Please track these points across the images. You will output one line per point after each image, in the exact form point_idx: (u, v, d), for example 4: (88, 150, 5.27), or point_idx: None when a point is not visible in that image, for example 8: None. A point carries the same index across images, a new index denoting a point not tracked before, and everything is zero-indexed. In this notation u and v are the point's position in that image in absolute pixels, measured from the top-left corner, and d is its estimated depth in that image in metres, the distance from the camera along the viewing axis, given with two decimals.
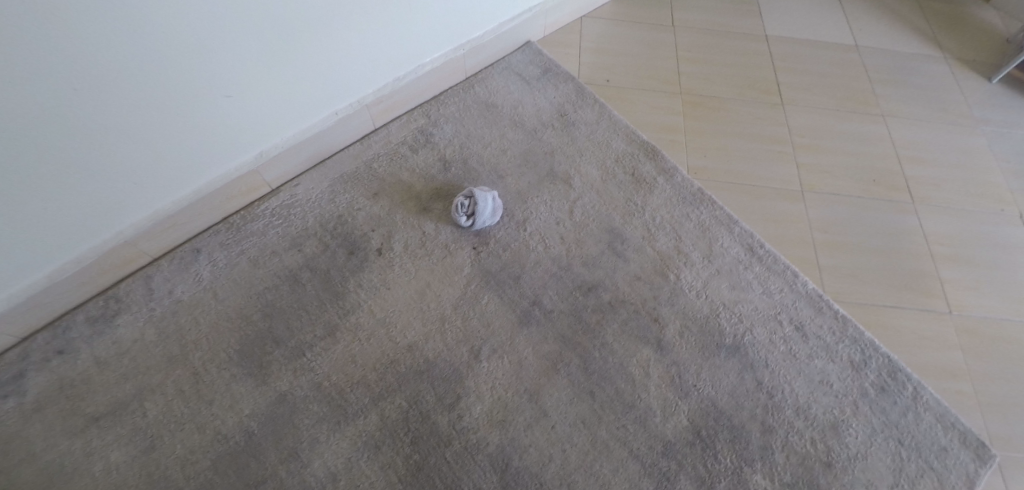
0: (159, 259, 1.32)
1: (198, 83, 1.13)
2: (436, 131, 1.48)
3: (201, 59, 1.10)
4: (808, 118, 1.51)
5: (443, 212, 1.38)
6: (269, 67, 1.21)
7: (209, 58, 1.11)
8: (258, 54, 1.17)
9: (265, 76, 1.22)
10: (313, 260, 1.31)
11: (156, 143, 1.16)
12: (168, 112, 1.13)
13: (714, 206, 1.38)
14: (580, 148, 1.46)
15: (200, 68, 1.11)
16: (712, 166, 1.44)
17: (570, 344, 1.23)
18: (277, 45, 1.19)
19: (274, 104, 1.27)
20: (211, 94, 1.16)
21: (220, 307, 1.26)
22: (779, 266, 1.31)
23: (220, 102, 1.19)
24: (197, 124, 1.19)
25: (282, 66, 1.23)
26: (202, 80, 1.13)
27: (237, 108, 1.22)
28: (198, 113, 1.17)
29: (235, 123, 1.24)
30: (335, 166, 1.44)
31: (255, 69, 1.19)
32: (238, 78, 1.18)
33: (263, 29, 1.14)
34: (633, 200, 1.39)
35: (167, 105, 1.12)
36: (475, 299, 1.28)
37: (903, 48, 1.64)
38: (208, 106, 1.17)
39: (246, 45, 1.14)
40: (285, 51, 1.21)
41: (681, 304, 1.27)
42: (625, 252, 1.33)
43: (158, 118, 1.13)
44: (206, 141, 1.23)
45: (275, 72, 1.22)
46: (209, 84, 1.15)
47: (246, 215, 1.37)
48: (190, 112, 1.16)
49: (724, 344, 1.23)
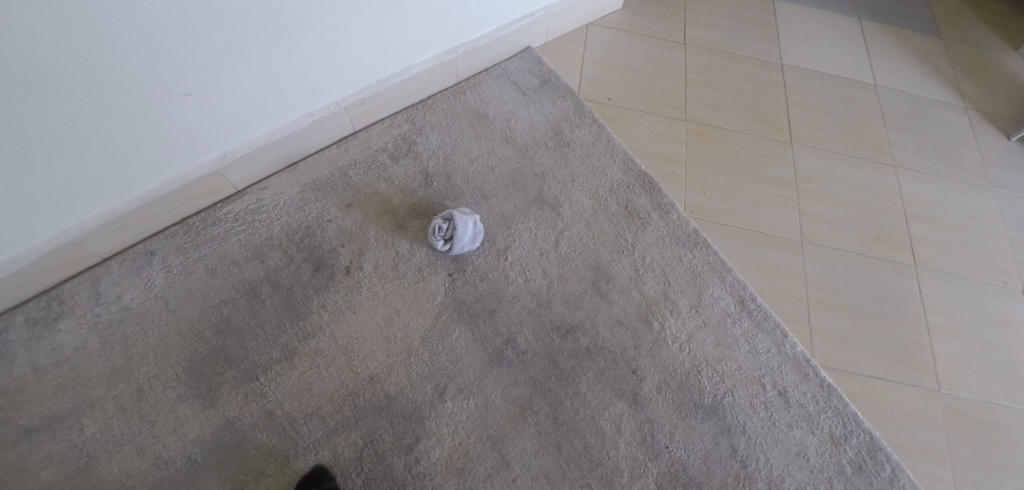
0: (110, 259, 1.23)
1: (151, 80, 1.02)
2: (420, 140, 1.37)
3: (154, 56, 0.99)
4: (817, 162, 1.44)
5: (419, 232, 1.29)
6: (234, 65, 1.10)
7: (163, 55, 1.00)
8: (221, 53, 1.06)
9: (231, 75, 1.11)
10: (276, 274, 1.23)
11: (103, 143, 1.05)
12: (120, 109, 1.03)
13: (707, 250, 1.31)
14: (573, 172, 1.36)
15: (152, 66, 1.00)
16: (710, 206, 1.37)
17: (541, 390, 1.16)
18: (243, 42, 1.07)
19: (240, 104, 1.17)
20: (167, 93, 1.05)
21: (172, 318, 1.18)
22: (769, 324, 1.26)
23: (177, 101, 1.08)
24: (152, 122, 1.08)
25: (250, 65, 1.12)
26: (156, 78, 1.02)
27: (197, 107, 1.11)
28: (151, 111, 1.06)
29: (196, 123, 1.14)
30: (307, 169, 1.34)
31: (218, 67, 1.08)
32: (198, 76, 1.07)
33: (226, 25, 1.03)
34: (623, 236, 1.31)
35: (119, 101, 1.01)
36: (445, 333, 1.20)
37: (923, 92, 1.56)
38: (163, 105, 1.07)
39: (206, 42, 1.03)
40: (252, 49, 1.09)
41: (662, 356, 1.21)
42: (609, 293, 1.25)
43: (106, 118, 1.02)
44: (163, 140, 1.13)
45: (241, 71, 1.11)
46: (164, 83, 1.04)
47: (206, 217, 1.28)
48: (142, 110, 1.05)
49: (702, 405, 1.18)
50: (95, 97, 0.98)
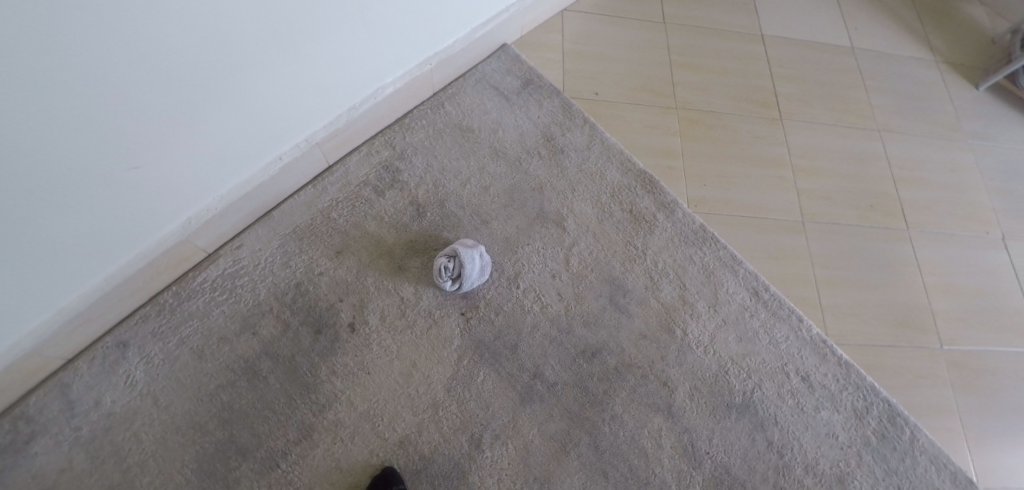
0: (75, 360, 1.07)
1: (88, 165, 0.85)
2: (403, 166, 1.25)
3: (84, 136, 0.82)
4: (807, 135, 1.47)
5: (422, 271, 1.19)
6: (185, 124, 0.93)
7: (96, 134, 0.83)
8: (165, 112, 0.89)
9: (183, 138, 0.94)
10: (273, 345, 1.11)
11: (45, 242, 0.89)
12: (58, 204, 0.86)
13: (716, 246, 1.30)
14: (572, 181, 1.30)
15: (86, 147, 0.83)
16: (712, 197, 1.36)
17: (578, 420, 1.12)
18: (191, 96, 0.90)
19: (198, 166, 1.01)
20: (109, 173, 0.89)
21: (166, 417, 1.05)
22: (784, 311, 1.26)
23: (124, 177, 0.91)
24: (100, 209, 0.92)
25: (203, 122, 0.95)
26: (92, 160, 0.85)
27: (148, 178, 0.95)
28: (95, 196, 0.90)
29: (150, 196, 0.98)
30: (283, 217, 1.19)
31: (166, 129, 0.91)
32: (144, 147, 0.90)
33: (168, 81, 0.86)
34: (633, 243, 1.27)
35: (55, 196, 0.85)
36: (470, 377, 1.13)
37: (892, 49, 1.63)
38: (107, 187, 0.90)
39: (145, 104, 0.86)
40: (203, 102, 0.93)
41: (690, 362, 1.19)
42: (628, 306, 1.22)
43: (41, 217, 0.85)
44: (115, 223, 0.96)
45: (193, 128, 0.95)
46: (104, 162, 0.87)
47: (179, 291, 1.12)
48: (85, 199, 0.89)
49: (734, 405, 1.17)
50: (25, 196, 0.81)
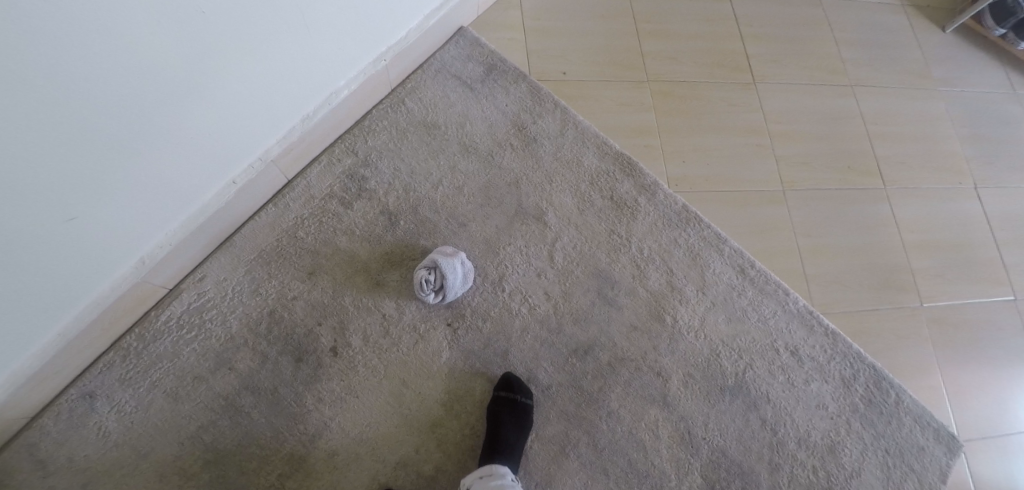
0: (37, 416, 1.00)
1: (20, 220, 0.78)
2: (369, 173, 1.19)
3: (10, 191, 0.74)
4: (781, 98, 1.43)
5: (402, 284, 1.14)
6: (124, 160, 0.85)
7: (23, 186, 0.76)
8: (96, 151, 0.81)
9: (123, 177, 0.87)
10: (253, 379, 1.05)
11: None
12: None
13: (700, 227, 1.26)
14: (548, 172, 1.25)
15: (14, 202, 0.76)
16: (692, 174, 1.32)
17: (575, 421, 1.11)
18: (122, 131, 0.83)
19: (144, 203, 0.93)
20: (46, 225, 0.81)
21: (148, 465, 0.99)
22: (771, 286, 1.25)
23: (63, 228, 0.83)
24: (43, 264, 0.84)
25: (144, 157, 0.88)
26: (23, 214, 0.78)
27: (90, 223, 0.87)
28: (34, 252, 0.82)
29: (98, 241, 0.90)
30: (246, 240, 1.12)
31: (97, 171, 0.83)
32: (81, 192, 0.83)
33: (88, 119, 0.78)
34: (617, 231, 1.23)
35: None
36: (463, 390, 1.10)
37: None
38: (47, 240, 0.83)
39: (74, 146, 0.78)
40: (134, 135, 0.85)
41: (682, 350, 1.18)
42: (617, 298, 1.19)
43: None
44: (62, 275, 0.89)
45: (128, 165, 0.87)
46: (38, 215, 0.79)
47: (143, 332, 1.05)
48: (24, 256, 0.81)
49: (727, 387, 1.17)
50: None
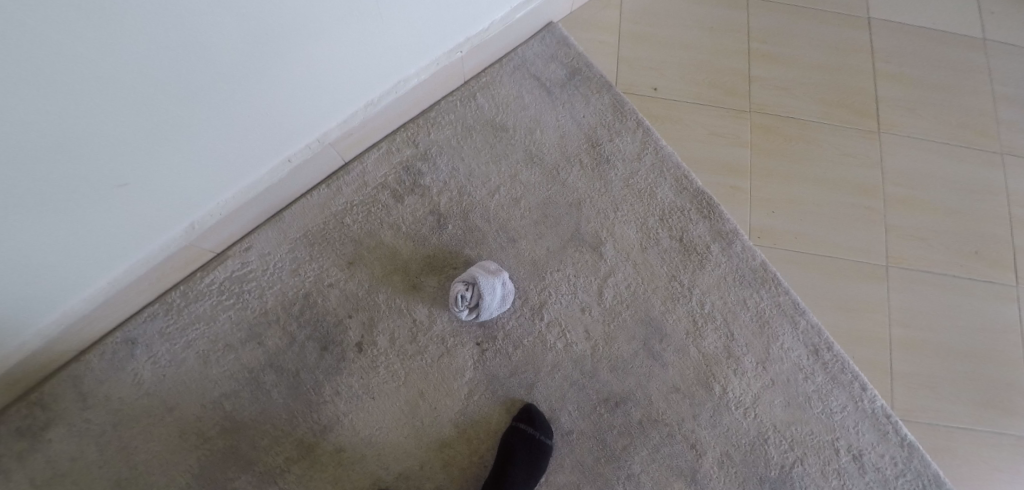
0: (86, 352, 1.07)
1: (80, 186, 0.80)
2: (426, 168, 1.15)
3: (73, 160, 0.76)
4: (909, 156, 1.20)
5: (438, 292, 1.10)
6: (185, 137, 0.85)
7: (86, 156, 0.77)
8: (158, 128, 0.81)
9: (181, 151, 0.87)
10: (278, 358, 1.07)
11: (46, 257, 0.86)
12: (52, 224, 0.82)
13: (776, 291, 1.11)
14: (616, 199, 1.13)
15: (76, 170, 0.78)
16: (781, 228, 1.15)
17: (590, 475, 1.04)
18: (184, 111, 0.82)
19: (200, 175, 0.94)
20: (105, 190, 0.83)
21: (172, 420, 1.05)
22: (846, 376, 1.09)
23: (120, 193, 0.85)
24: (99, 223, 0.87)
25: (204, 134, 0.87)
26: (83, 181, 0.80)
27: (147, 190, 0.89)
28: (92, 213, 0.85)
29: (152, 206, 0.92)
30: (294, 217, 1.13)
31: (152, 145, 0.83)
32: (141, 163, 0.84)
33: (147, 98, 0.76)
34: (678, 278, 1.11)
35: (49, 217, 0.80)
36: (480, 415, 1.05)
37: None
38: (104, 203, 0.85)
39: (136, 123, 0.78)
40: (193, 115, 0.83)
41: (725, 425, 1.07)
42: (663, 353, 1.08)
43: (37, 237, 0.82)
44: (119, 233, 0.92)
45: (183, 140, 0.85)
46: (98, 182, 0.81)
47: (187, 290, 1.09)
48: (83, 216, 0.84)
49: (768, 479, 1.05)
50: (19, 222, 0.78)
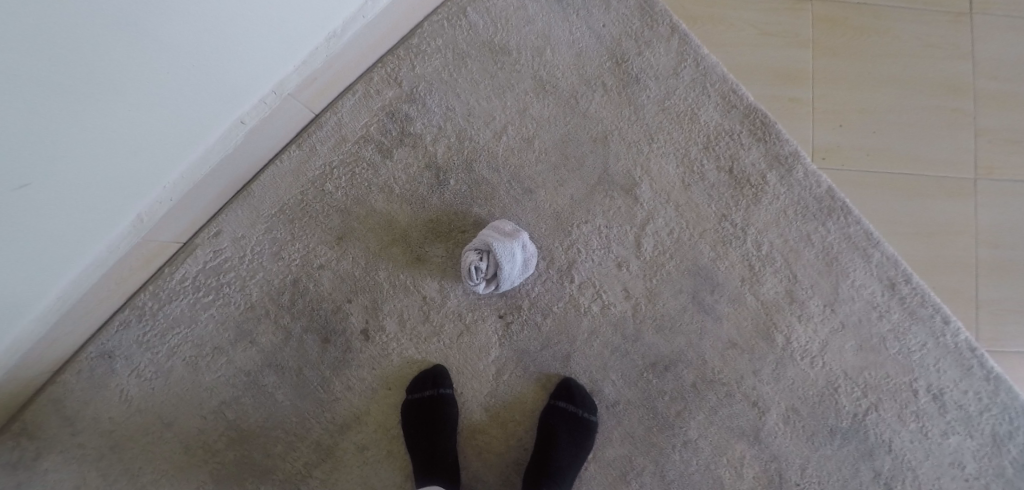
0: (60, 373, 0.94)
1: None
2: (414, 112, 0.96)
3: None
4: (1001, 40, 1.02)
5: (447, 261, 0.93)
6: (104, 115, 0.69)
7: None
8: (66, 108, 0.65)
9: (106, 134, 0.71)
10: (276, 356, 0.93)
11: None
12: None
13: (844, 220, 0.97)
14: (650, 127, 0.96)
15: None
16: (846, 145, 1.00)
17: (643, 446, 0.93)
18: (93, 81, 0.65)
19: (137, 158, 0.78)
20: (24, 197, 0.68)
21: (172, 435, 0.94)
22: (926, 310, 0.97)
23: (45, 197, 0.70)
24: (30, 236, 0.72)
25: (129, 109, 0.71)
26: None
27: (77, 187, 0.73)
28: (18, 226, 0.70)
29: (89, 205, 0.77)
30: (265, 190, 0.94)
31: (66, 130, 0.66)
32: (58, 156, 0.68)
33: (39, 71, 0.60)
34: (729, 218, 0.96)
35: None
36: (513, 396, 0.92)
37: None
38: (29, 212, 0.70)
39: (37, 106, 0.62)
40: (106, 84, 0.67)
41: (790, 378, 0.95)
42: (716, 305, 0.94)
43: None
44: (57, 242, 0.77)
45: (99, 115, 0.69)
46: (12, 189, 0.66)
47: (156, 292, 0.94)
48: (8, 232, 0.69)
49: (840, 430, 0.96)
50: None
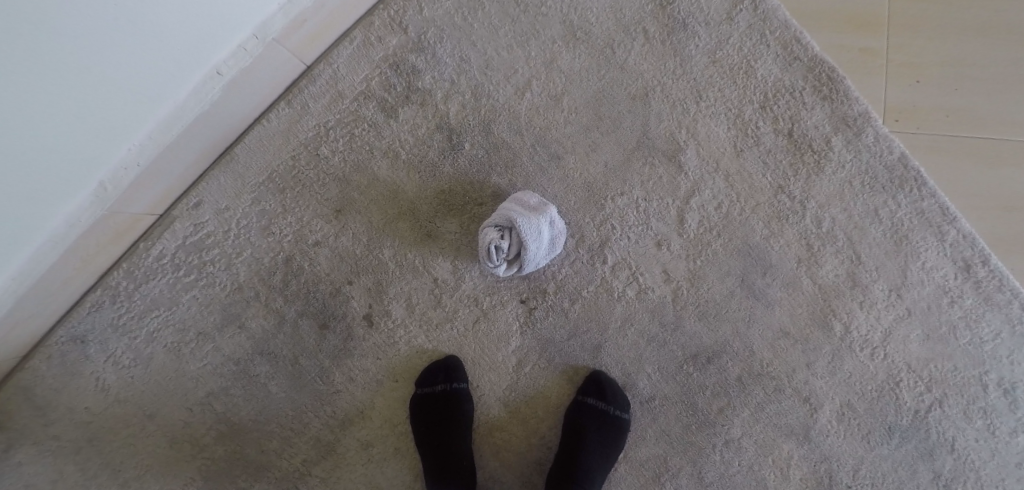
0: (28, 358, 0.83)
1: None
2: (423, 63, 0.82)
3: None
4: None
5: (461, 239, 0.82)
6: (41, 56, 0.57)
7: None
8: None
9: (47, 82, 0.59)
10: (268, 343, 0.82)
11: None
12: None
13: (917, 193, 0.84)
14: (697, 82, 0.83)
15: None
16: (924, 104, 0.86)
17: (679, 445, 0.82)
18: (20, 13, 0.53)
19: (92, 115, 0.66)
20: None
21: (156, 427, 0.84)
22: (1004, 295, 0.85)
23: None
24: None
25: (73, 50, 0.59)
26: None
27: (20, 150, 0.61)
28: None
29: (38, 173, 0.65)
30: (251, 155, 0.81)
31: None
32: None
33: None
34: (787, 190, 0.83)
35: None
36: (536, 390, 0.82)
37: None
38: None
39: None
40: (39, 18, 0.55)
41: (846, 371, 0.84)
42: (768, 290, 0.83)
43: None
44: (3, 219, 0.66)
45: (35, 57, 0.57)
46: None
47: (132, 269, 0.82)
48: None
49: (899, 428, 0.85)
50: None
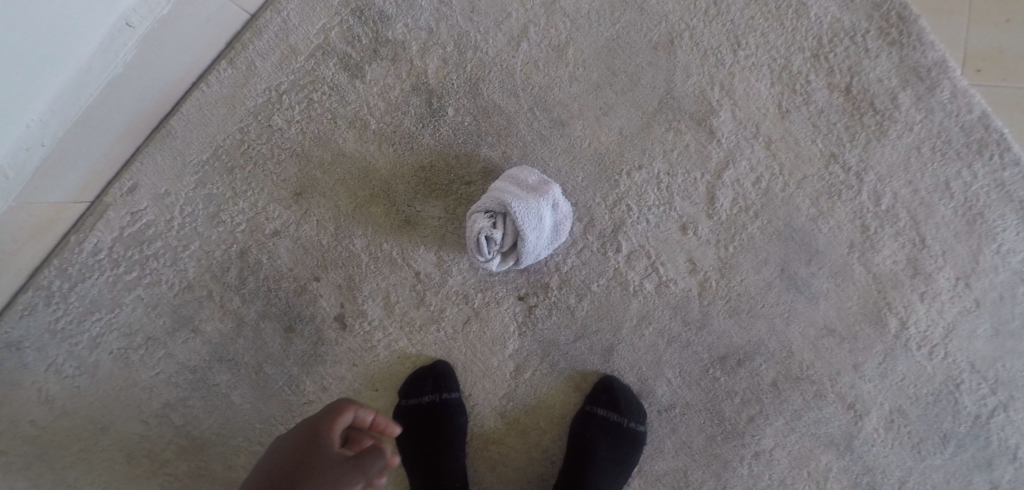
0: None
1: None
2: (394, 8, 0.67)
3: None
4: None
5: (447, 225, 0.68)
6: None
7: None
8: None
9: None
10: (227, 349, 0.70)
11: None
12: None
13: (998, 160, 0.68)
14: (735, 26, 0.68)
15: None
16: (1016, 48, 0.68)
17: (701, 459, 0.70)
18: None
19: None
20: None
21: (110, 442, 0.70)
22: None
23: None
24: None
25: None
26: None
27: None
28: None
29: None
30: (191, 128, 0.67)
31: None
32: None
33: None
34: (840, 158, 0.68)
35: None
36: (538, 399, 0.70)
37: None
38: None
39: None
40: None
41: (899, 373, 0.70)
42: (812, 281, 0.69)
43: None
44: None
45: None
46: None
47: (64, 265, 0.68)
48: None
49: (955, 435, 0.70)
50: None
